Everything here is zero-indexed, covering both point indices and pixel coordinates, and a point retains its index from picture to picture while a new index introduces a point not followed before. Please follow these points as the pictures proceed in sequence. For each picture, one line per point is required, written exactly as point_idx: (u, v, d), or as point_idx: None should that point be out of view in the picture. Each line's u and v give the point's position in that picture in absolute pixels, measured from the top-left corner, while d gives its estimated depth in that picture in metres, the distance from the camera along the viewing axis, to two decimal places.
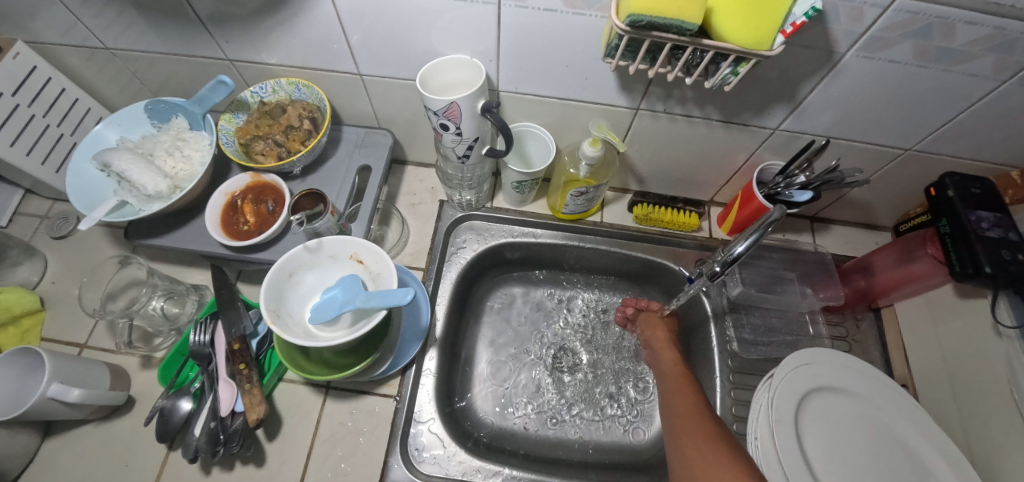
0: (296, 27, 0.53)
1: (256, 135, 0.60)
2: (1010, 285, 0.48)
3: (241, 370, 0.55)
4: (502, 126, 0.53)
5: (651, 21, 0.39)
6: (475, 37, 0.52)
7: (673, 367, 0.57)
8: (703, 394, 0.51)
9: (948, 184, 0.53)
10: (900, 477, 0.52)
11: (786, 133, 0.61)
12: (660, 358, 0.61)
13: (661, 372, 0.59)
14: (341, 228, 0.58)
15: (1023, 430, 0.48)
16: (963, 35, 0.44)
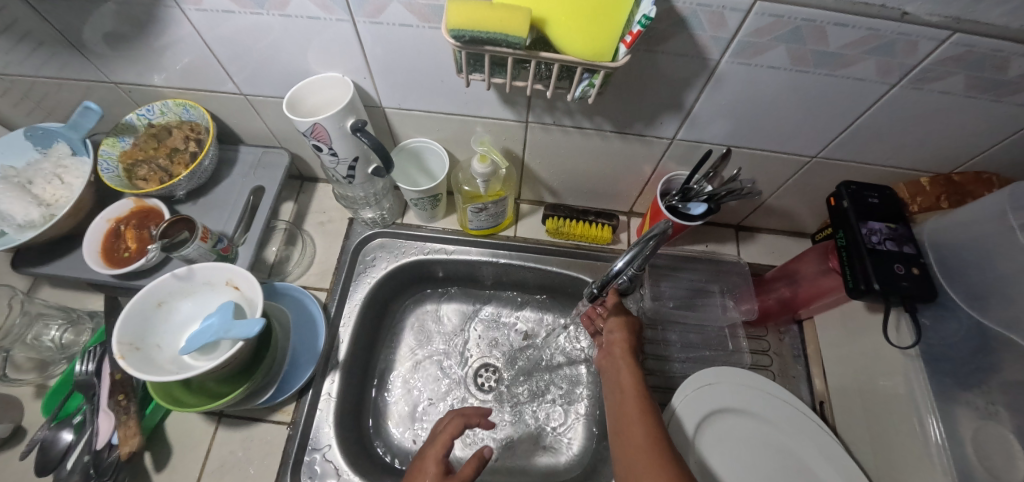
0: (169, 51, 0.52)
1: (140, 159, 0.59)
2: (904, 300, 0.46)
3: (119, 401, 0.54)
4: (375, 146, 0.51)
5: (475, 36, 0.37)
6: (344, 55, 0.51)
7: (626, 374, 0.50)
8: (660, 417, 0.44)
9: (844, 195, 0.51)
10: None
11: (685, 143, 0.59)
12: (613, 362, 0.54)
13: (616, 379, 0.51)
14: (219, 254, 0.55)
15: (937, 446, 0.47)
16: (838, 39, 0.43)
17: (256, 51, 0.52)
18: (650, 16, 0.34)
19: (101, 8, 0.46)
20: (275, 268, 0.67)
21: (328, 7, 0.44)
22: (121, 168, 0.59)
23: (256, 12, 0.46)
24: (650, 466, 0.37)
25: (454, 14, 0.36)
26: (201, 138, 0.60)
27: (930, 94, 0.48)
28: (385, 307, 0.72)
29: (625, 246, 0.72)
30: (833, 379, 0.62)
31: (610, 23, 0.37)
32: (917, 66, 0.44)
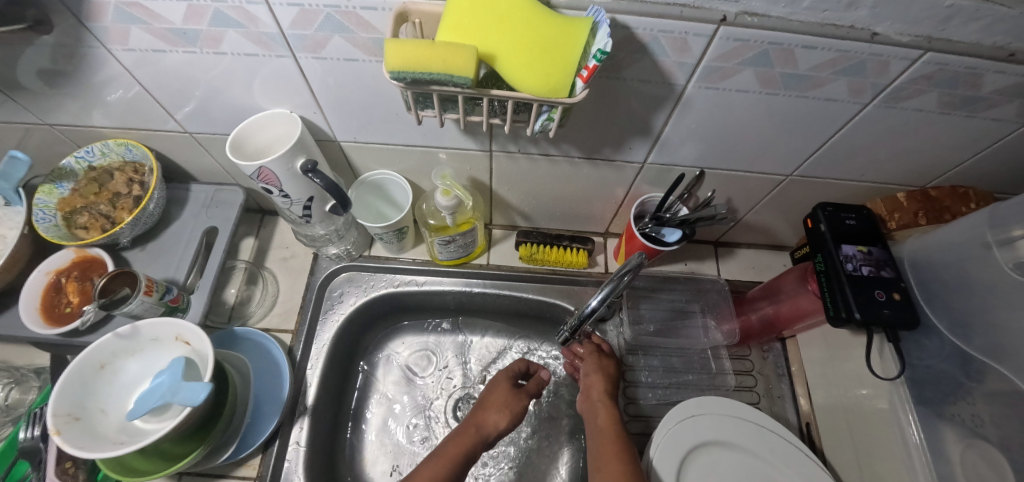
0: (103, 91, 0.49)
1: (80, 206, 0.55)
2: (884, 327, 0.44)
3: (67, 468, 0.50)
4: (328, 186, 0.48)
5: (417, 77, 0.34)
6: (292, 91, 0.48)
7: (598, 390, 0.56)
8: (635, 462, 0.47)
9: (821, 217, 0.49)
10: None
11: (657, 166, 0.57)
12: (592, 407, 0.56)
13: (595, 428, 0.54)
14: (168, 306, 0.52)
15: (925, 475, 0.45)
16: (807, 61, 0.41)
17: (200, 89, 0.49)
18: (605, 51, 0.32)
19: (21, 52, 0.43)
20: (237, 308, 0.64)
21: (265, 43, 0.42)
22: (59, 217, 0.55)
23: (191, 51, 0.43)
24: None
25: (392, 53, 0.33)
26: (146, 180, 0.56)
27: (905, 111, 0.46)
28: (356, 342, 0.70)
29: (602, 268, 0.70)
30: (818, 398, 0.61)
31: (565, 57, 0.35)
32: (889, 85, 0.43)
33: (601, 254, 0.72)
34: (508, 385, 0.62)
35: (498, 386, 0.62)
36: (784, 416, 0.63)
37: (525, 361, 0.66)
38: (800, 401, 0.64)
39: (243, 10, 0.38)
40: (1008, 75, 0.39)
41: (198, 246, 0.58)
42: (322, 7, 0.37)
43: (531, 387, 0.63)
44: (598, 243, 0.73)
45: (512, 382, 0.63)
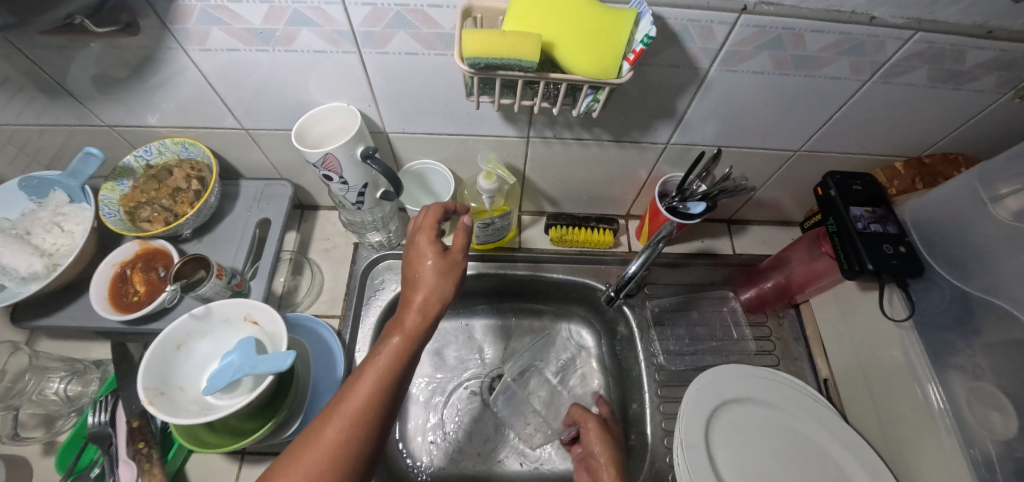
0: (170, 90, 0.53)
1: (142, 201, 0.58)
2: (895, 276, 0.49)
3: (141, 449, 0.52)
4: (385, 172, 0.52)
5: (490, 62, 0.39)
6: (350, 85, 0.52)
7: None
8: None
9: (831, 184, 0.55)
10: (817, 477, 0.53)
11: (678, 147, 0.62)
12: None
13: None
14: (233, 290, 0.55)
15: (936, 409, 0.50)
16: (815, 43, 0.47)
17: (261, 85, 0.53)
18: (651, 36, 0.38)
19: (105, 52, 0.46)
20: (285, 297, 0.67)
21: (334, 40, 0.46)
22: (122, 212, 0.58)
23: (261, 49, 0.48)
24: None
25: (469, 42, 0.38)
26: (204, 175, 0.60)
27: (899, 87, 0.52)
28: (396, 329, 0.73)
29: (626, 248, 0.75)
30: (833, 356, 0.66)
31: (614, 42, 0.40)
32: (886, 63, 0.49)
33: (624, 234, 0.77)
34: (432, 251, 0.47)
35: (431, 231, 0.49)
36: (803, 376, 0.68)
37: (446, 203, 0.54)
38: (816, 362, 0.69)
39: (320, 10, 0.43)
40: (985, 50, 0.46)
41: (252, 237, 0.62)
42: (393, 6, 0.42)
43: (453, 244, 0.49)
44: (620, 225, 0.78)
45: (435, 231, 0.49)
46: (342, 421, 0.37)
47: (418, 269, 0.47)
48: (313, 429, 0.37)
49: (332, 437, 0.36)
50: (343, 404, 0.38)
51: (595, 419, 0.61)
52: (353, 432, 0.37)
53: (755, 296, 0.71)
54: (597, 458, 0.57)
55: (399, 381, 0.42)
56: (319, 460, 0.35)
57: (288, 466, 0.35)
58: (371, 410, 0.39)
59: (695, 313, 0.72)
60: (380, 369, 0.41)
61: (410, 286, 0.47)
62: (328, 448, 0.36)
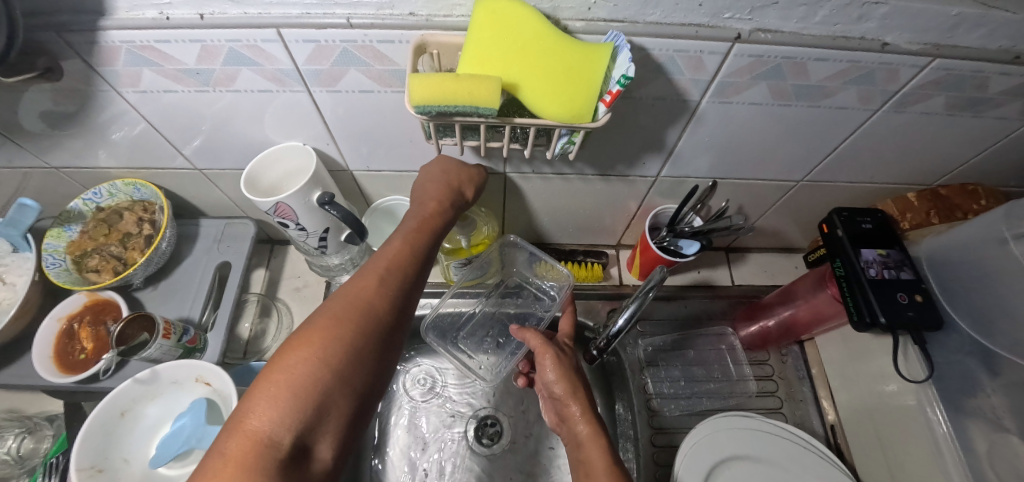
0: (112, 132, 0.48)
1: (90, 248, 0.54)
2: (910, 330, 0.44)
3: None
4: (345, 218, 0.48)
5: (443, 110, 0.34)
6: (306, 123, 0.48)
7: (582, 427, 0.46)
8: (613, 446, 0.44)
9: (838, 223, 0.50)
10: None
11: (670, 179, 0.57)
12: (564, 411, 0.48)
13: (575, 441, 0.46)
14: (185, 347, 0.51)
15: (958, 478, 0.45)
16: (819, 72, 0.41)
17: (209, 123, 0.48)
18: (629, 76, 0.32)
19: (29, 95, 0.42)
20: (251, 343, 0.62)
21: (280, 79, 0.42)
22: (69, 260, 0.54)
23: (203, 89, 0.43)
24: None
25: (417, 87, 0.33)
26: (156, 218, 0.56)
27: (914, 115, 0.47)
28: None
29: (616, 281, 0.70)
30: (841, 400, 0.61)
31: (587, 83, 0.35)
32: (899, 91, 0.43)
33: (615, 266, 0.72)
34: (442, 195, 0.46)
35: (450, 177, 0.47)
36: (808, 421, 0.63)
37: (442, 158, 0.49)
38: (823, 404, 0.64)
39: (258, 48, 0.38)
40: (1013, 76, 0.40)
41: (212, 282, 0.58)
42: (338, 42, 0.38)
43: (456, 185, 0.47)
44: (611, 255, 0.73)
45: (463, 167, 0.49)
46: (348, 315, 0.34)
47: (427, 199, 0.45)
48: (320, 317, 0.34)
49: (341, 317, 0.33)
50: (354, 292, 0.35)
51: (551, 346, 0.52)
52: (364, 313, 0.34)
53: (756, 333, 0.66)
54: (561, 396, 0.48)
55: (410, 294, 0.39)
56: (329, 345, 0.32)
57: (292, 349, 0.31)
58: (381, 313, 0.36)
59: (691, 352, 0.67)
60: (388, 272, 0.38)
61: (417, 211, 0.45)
62: (334, 335, 0.32)
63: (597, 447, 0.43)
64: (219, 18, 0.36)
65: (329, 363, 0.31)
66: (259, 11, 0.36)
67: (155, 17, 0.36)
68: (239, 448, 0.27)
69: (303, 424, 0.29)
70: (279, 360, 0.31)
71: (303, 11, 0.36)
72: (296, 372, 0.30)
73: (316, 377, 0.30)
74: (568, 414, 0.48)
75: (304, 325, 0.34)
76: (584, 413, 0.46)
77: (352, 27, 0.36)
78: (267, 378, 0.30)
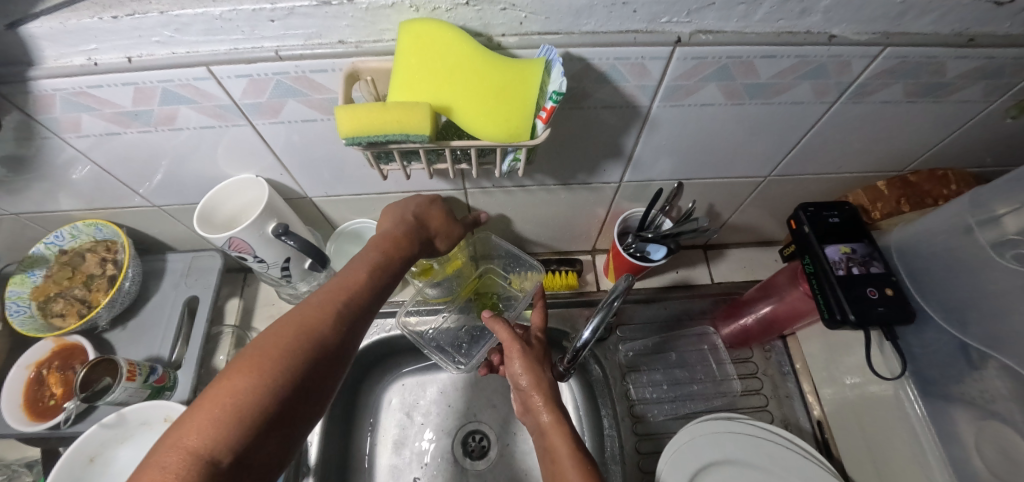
0: (61, 175, 0.48)
1: (55, 292, 0.54)
2: (880, 326, 0.43)
3: None
4: (303, 247, 0.47)
5: (374, 139, 0.34)
6: (256, 156, 0.47)
7: (546, 416, 0.46)
8: (577, 435, 0.45)
9: (804, 219, 0.49)
10: None
11: (635, 183, 0.56)
12: (528, 400, 0.48)
13: (540, 429, 0.47)
14: (154, 387, 0.50)
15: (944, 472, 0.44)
16: (768, 70, 0.40)
17: (158, 160, 0.48)
18: (561, 92, 0.32)
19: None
20: None
21: (220, 115, 0.41)
22: (34, 306, 0.54)
23: (146, 130, 0.43)
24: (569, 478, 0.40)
25: (345, 119, 0.32)
26: (119, 257, 0.55)
27: (874, 105, 0.46)
28: (354, 391, 0.69)
29: (594, 287, 0.69)
30: (828, 395, 0.60)
31: (521, 101, 0.34)
32: (854, 82, 0.42)
33: (591, 272, 0.71)
34: (412, 229, 0.47)
35: (425, 215, 0.49)
36: (795, 418, 0.62)
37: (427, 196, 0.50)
38: (808, 398, 0.62)
39: (192, 87, 0.38)
40: (968, 60, 0.40)
41: (181, 317, 0.57)
42: (271, 75, 0.37)
43: (433, 228, 0.50)
44: (586, 262, 0.72)
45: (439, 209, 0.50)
46: (300, 337, 0.35)
47: (399, 227, 0.47)
48: (271, 338, 0.34)
49: (293, 341, 0.34)
50: (308, 316, 0.36)
51: (520, 340, 0.50)
52: (317, 336, 0.35)
53: (736, 332, 0.65)
54: (527, 387, 0.48)
55: (362, 319, 0.40)
56: (277, 366, 0.32)
57: (239, 369, 0.32)
58: (333, 338, 0.37)
59: (673, 354, 0.66)
60: (347, 297, 0.39)
61: (388, 235, 0.46)
62: (280, 356, 0.33)
63: (560, 434, 0.45)
64: (149, 60, 0.35)
65: (276, 386, 0.32)
66: (188, 50, 0.35)
67: (83, 63, 0.35)
68: (172, 468, 0.27)
69: (244, 443, 0.29)
70: (226, 380, 0.31)
71: (232, 47, 0.35)
72: (243, 392, 0.30)
73: (263, 397, 0.31)
74: (530, 403, 0.48)
75: (252, 345, 0.34)
76: (550, 402, 0.47)
77: (282, 59, 0.36)
78: (209, 397, 0.30)
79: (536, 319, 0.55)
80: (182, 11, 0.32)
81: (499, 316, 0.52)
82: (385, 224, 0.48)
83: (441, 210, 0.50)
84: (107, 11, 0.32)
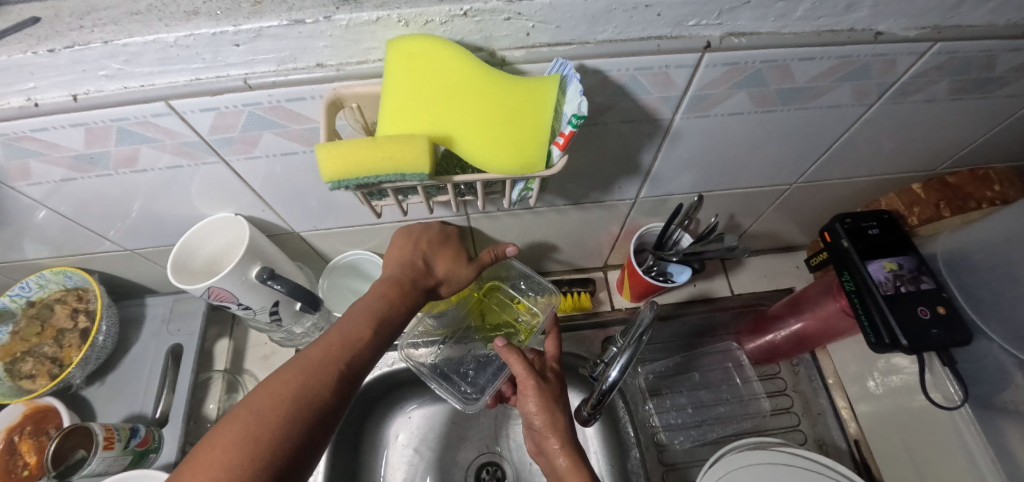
0: (16, 225, 0.43)
1: (22, 351, 0.49)
2: (935, 349, 0.39)
3: None
4: (292, 291, 0.43)
5: (363, 180, 0.29)
6: (232, 194, 0.42)
7: (563, 461, 0.42)
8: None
9: (841, 231, 0.45)
10: None
11: (652, 198, 0.51)
12: (543, 440, 0.44)
13: (556, 473, 0.43)
14: (137, 451, 0.45)
15: None
16: (805, 73, 0.36)
17: (121, 204, 0.43)
18: (582, 115, 0.28)
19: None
20: None
21: (187, 152, 0.36)
22: (2, 368, 0.49)
23: (106, 173, 0.38)
24: None
25: (327, 160, 0.28)
26: (92, 307, 0.51)
27: (915, 104, 0.41)
28: (358, 431, 0.64)
29: (609, 306, 0.65)
30: (865, 415, 0.56)
31: (533, 127, 0.30)
32: (897, 82, 0.38)
33: (604, 290, 0.67)
34: (417, 269, 0.43)
35: (434, 251, 0.45)
36: (831, 437, 0.58)
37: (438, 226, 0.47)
38: (841, 413, 0.59)
39: (151, 124, 0.33)
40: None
41: (165, 366, 0.52)
42: (242, 107, 0.32)
43: (441, 267, 0.45)
44: (599, 279, 0.67)
45: (454, 247, 0.47)
46: (293, 399, 0.30)
47: (403, 271, 0.42)
48: (264, 394, 0.29)
49: (290, 401, 0.29)
50: (305, 372, 0.31)
51: (535, 373, 0.46)
52: (317, 396, 0.30)
53: (764, 348, 0.61)
54: (540, 428, 0.44)
55: (366, 372, 0.35)
56: (270, 436, 0.28)
57: (223, 441, 0.27)
58: (334, 398, 0.32)
59: (697, 374, 0.62)
60: (352, 349, 0.34)
61: (392, 280, 0.41)
62: (272, 422, 0.28)
63: (578, 479, 0.41)
64: (96, 97, 0.30)
65: (266, 463, 0.27)
66: (141, 83, 0.30)
67: (22, 104, 0.30)
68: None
69: None
70: (212, 451, 0.27)
71: (192, 77, 0.30)
72: (228, 466, 0.26)
73: (255, 476, 0.26)
74: (545, 442, 0.44)
75: (242, 405, 0.29)
76: (566, 442, 0.43)
77: (253, 88, 0.31)
78: (190, 473, 0.26)
79: (551, 348, 0.51)
80: (128, 41, 0.26)
81: (512, 346, 0.46)
82: (389, 263, 0.43)
83: (454, 248, 0.46)
84: (42, 43, 0.27)
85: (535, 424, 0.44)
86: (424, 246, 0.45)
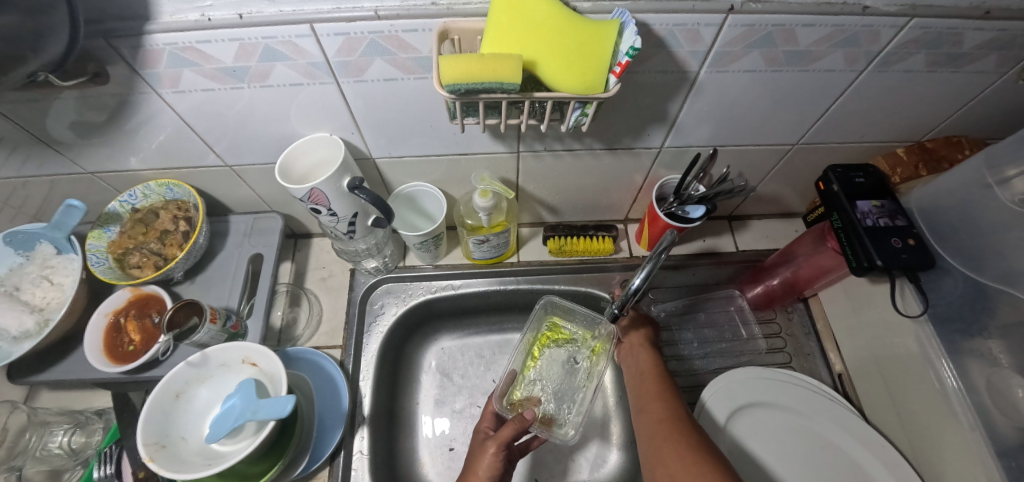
0: (148, 135, 0.52)
1: (131, 246, 0.58)
2: (904, 272, 0.48)
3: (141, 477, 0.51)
4: (373, 201, 0.51)
5: (471, 87, 0.37)
6: (329, 117, 0.51)
7: (656, 398, 0.52)
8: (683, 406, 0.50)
9: (833, 179, 0.54)
10: (827, 472, 0.53)
11: (673, 150, 0.61)
12: (642, 388, 0.55)
13: (642, 409, 0.52)
14: (229, 332, 0.56)
15: (943, 400, 0.50)
16: (807, 38, 0.44)
17: (238, 122, 0.52)
18: (636, 47, 0.35)
19: (58, 109, 0.45)
20: (285, 331, 0.67)
21: (310, 72, 0.45)
22: (111, 259, 0.58)
23: (236, 87, 0.46)
24: (679, 452, 0.43)
25: (447, 68, 0.36)
26: (191, 215, 0.59)
27: (897, 74, 0.50)
28: (400, 351, 0.72)
29: (627, 253, 0.75)
30: (847, 352, 0.65)
31: (598, 57, 0.38)
32: (882, 51, 0.46)
33: (624, 239, 0.77)
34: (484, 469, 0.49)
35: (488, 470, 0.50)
36: (817, 372, 0.67)
37: (518, 413, 0.51)
38: (830, 356, 0.67)
39: (291, 43, 0.41)
40: (984, 30, 0.43)
41: (246, 274, 0.63)
42: (366, 34, 0.40)
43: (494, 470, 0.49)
44: (619, 230, 0.77)
45: (499, 446, 0.50)
46: None
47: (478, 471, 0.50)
48: None
49: None
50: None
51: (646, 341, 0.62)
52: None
53: (763, 293, 0.70)
54: (644, 371, 0.57)
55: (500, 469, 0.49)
56: None
57: None
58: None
59: (702, 315, 0.71)
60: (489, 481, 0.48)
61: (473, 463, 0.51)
62: None
63: (666, 407, 0.50)
64: (257, 18, 0.38)
65: None
66: (294, 8, 0.38)
67: (196, 19, 0.37)
68: None
69: None
70: None
71: (334, 6, 0.38)
72: None
73: None
74: (638, 359, 0.60)
75: None
76: (660, 391, 0.53)
77: (381, 18, 0.38)
78: None
79: (645, 359, 0.59)
80: None
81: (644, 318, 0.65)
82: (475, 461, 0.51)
83: (498, 446, 0.50)
84: None
85: (642, 364, 0.58)
86: (491, 442, 0.51)
